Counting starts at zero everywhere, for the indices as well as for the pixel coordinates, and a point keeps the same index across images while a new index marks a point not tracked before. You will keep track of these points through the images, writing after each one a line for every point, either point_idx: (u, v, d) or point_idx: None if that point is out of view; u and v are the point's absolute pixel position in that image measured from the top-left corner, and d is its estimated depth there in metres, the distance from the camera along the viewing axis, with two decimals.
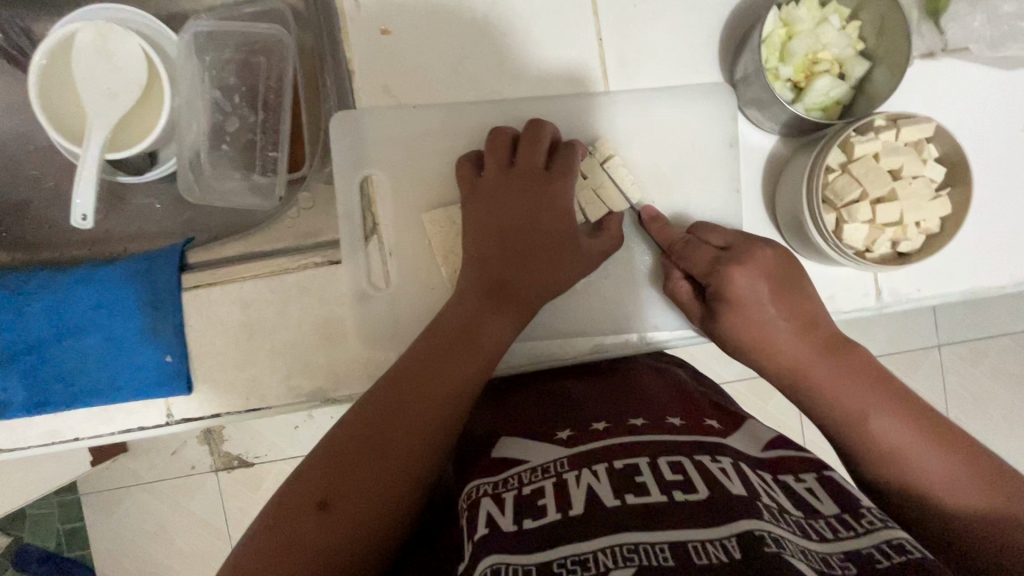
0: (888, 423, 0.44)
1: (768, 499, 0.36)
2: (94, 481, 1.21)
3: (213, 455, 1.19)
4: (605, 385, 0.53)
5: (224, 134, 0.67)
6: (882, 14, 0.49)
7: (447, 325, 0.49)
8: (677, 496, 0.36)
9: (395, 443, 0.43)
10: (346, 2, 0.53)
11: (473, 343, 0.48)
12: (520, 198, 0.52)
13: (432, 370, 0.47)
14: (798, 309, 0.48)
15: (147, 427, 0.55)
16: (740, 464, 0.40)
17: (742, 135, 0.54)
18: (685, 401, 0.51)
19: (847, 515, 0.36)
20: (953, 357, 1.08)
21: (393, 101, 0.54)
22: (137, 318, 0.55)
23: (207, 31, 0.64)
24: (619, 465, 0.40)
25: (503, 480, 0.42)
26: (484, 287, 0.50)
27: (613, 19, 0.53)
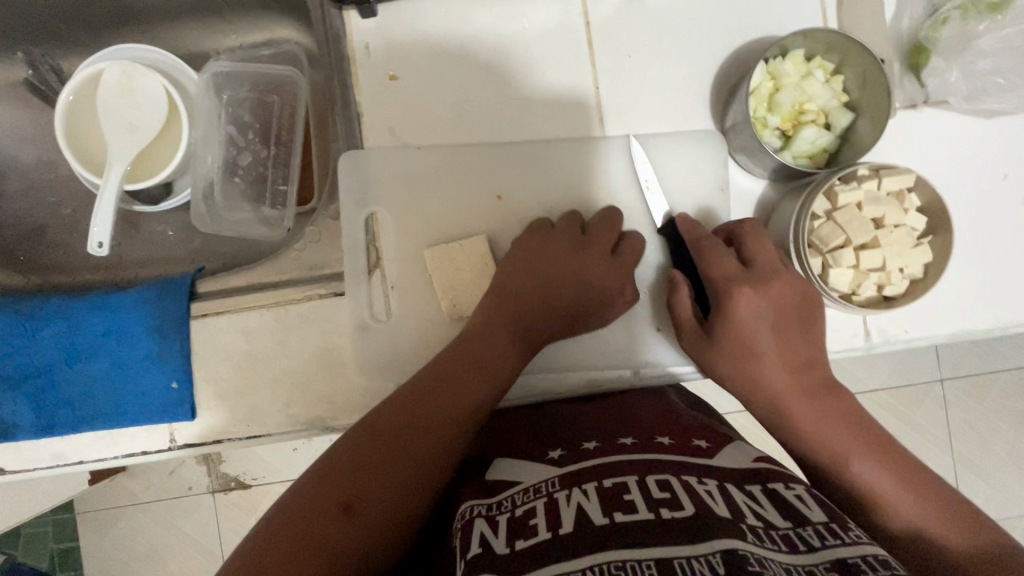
0: (819, 421, 0.47)
1: (754, 519, 0.37)
2: (92, 500, 1.22)
3: (210, 477, 1.19)
4: (599, 407, 0.54)
5: (236, 168, 0.69)
6: (865, 70, 0.52)
7: (472, 354, 0.51)
8: (664, 513, 0.37)
9: (417, 456, 0.45)
10: (358, 50, 0.56)
11: (494, 376, 0.51)
12: (557, 254, 0.54)
13: (453, 389, 0.49)
14: (773, 311, 0.48)
15: (150, 452, 0.57)
16: (726, 485, 0.41)
17: (732, 178, 0.57)
18: (675, 415, 0.52)
19: (835, 524, 0.37)
20: (956, 393, 1.08)
21: (398, 142, 0.56)
22: (144, 345, 0.57)
23: (225, 72, 0.69)
24: (609, 483, 0.41)
25: (497, 502, 0.43)
26: (504, 315, 0.53)
27: (609, 69, 0.56)
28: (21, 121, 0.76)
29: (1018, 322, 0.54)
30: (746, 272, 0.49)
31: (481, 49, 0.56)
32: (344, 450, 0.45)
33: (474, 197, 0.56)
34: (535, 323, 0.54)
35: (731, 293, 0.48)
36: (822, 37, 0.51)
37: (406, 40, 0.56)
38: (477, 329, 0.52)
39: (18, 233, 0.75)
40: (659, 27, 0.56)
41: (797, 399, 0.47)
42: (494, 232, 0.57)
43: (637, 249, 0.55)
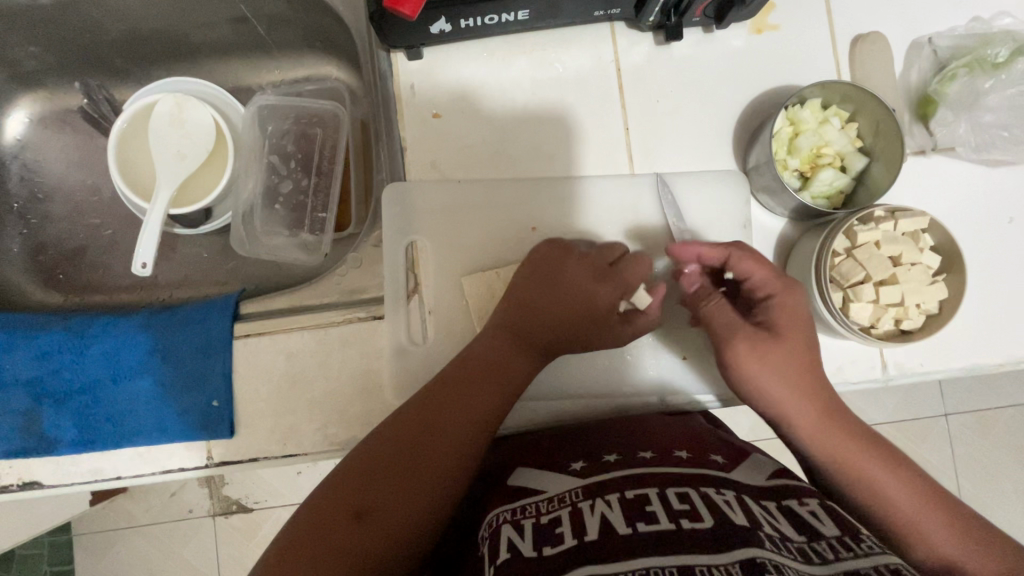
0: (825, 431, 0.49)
1: (770, 529, 0.39)
2: (92, 521, 1.20)
3: (212, 499, 1.19)
4: (616, 424, 0.56)
5: (277, 195, 0.72)
6: (879, 119, 0.55)
7: (480, 359, 0.52)
8: (684, 523, 0.39)
9: (429, 459, 0.46)
10: (404, 89, 0.60)
11: (502, 385, 0.52)
12: (564, 269, 0.56)
13: (461, 394, 0.50)
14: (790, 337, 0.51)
15: (186, 468, 0.58)
16: (744, 495, 0.43)
17: (755, 217, 0.60)
18: (691, 431, 0.54)
19: (848, 537, 0.39)
20: (959, 428, 1.10)
21: (439, 175, 0.60)
22: (188, 364, 0.59)
23: (270, 105, 0.73)
24: (630, 494, 0.43)
25: (520, 507, 0.45)
26: (512, 328, 0.54)
27: (638, 111, 0.60)
28: (71, 146, 0.79)
29: None
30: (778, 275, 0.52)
31: (518, 92, 0.60)
32: (356, 456, 0.46)
33: (511, 229, 0.59)
34: (542, 335, 0.55)
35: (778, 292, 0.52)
36: (839, 88, 0.55)
37: (450, 82, 0.60)
38: (484, 338, 0.54)
39: (57, 253, 0.77)
40: (686, 74, 0.60)
41: (806, 412, 0.49)
42: None
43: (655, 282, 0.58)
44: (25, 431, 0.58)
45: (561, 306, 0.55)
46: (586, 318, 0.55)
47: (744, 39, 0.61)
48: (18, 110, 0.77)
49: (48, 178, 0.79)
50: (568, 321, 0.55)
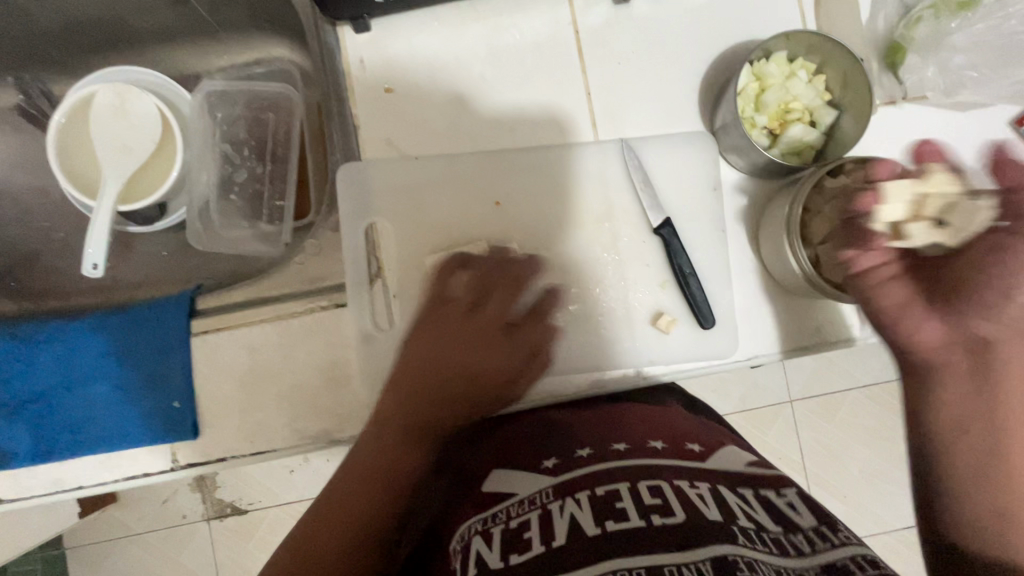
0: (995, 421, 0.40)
1: (746, 520, 0.39)
2: (84, 533, 1.18)
3: (205, 504, 1.17)
4: (594, 415, 0.55)
5: (232, 184, 0.69)
6: (846, 69, 0.54)
7: (366, 464, 0.50)
8: (655, 519, 0.38)
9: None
10: (353, 64, 0.57)
11: (399, 480, 0.50)
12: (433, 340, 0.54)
13: (353, 502, 0.49)
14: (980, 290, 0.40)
15: (151, 474, 0.56)
16: (719, 488, 0.43)
17: (724, 178, 0.58)
18: (672, 425, 0.55)
19: (824, 527, 0.39)
20: None
21: (396, 152, 0.57)
22: (146, 365, 0.57)
23: (219, 91, 0.69)
24: (601, 491, 0.42)
25: (493, 515, 0.44)
26: (403, 417, 0.51)
27: (599, 75, 0.58)
28: (13, 147, 0.76)
29: None
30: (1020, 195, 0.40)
31: (474, 59, 0.58)
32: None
33: (473, 205, 0.57)
34: (432, 419, 0.52)
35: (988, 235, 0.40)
36: (803, 39, 0.53)
37: (401, 56, 0.57)
38: (371, 435, 0.51)
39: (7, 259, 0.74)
40: (648, 33, 0.58)
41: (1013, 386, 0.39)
42: (494, 238, 0.57)
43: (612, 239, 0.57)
44: None
45: (463, 380, 0.54)
46: (479, 388, 0.54)
47: None
48: None
49: None
50: (463, 397, 0.54)
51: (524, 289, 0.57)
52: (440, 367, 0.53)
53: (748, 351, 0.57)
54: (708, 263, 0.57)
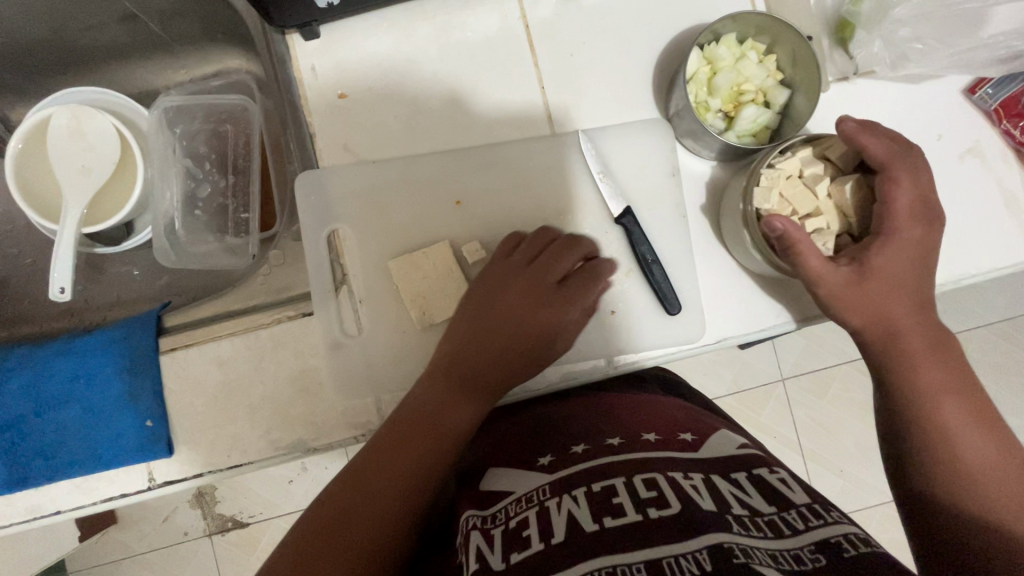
0: (949, 394, 0.46)
1: (740, 508, 0.40)
2: (86, 557, 1.18)
3: (206, 519, 1.17)
4: (589, 408, 0.58)
5: (196, 200, 0.69)
6: (795, 48, 0.54)
7: (412, 413, 0.50)
8: (652, 513, 0.39)
9: (360, 529, 0.44)
10: (304, 73, 0.57)
11: (438, 431, 0.50)
12: (513, 297, 0.55)
13: (392, 454, 0.48)
14: (918, 247, 0.48)
15: (129, 493, 0.55)
16: (712, 477, 0.44)
17: (681, 163, 0.58)
18: (666, 417, 0.56)
19: (816, 504, 0.41)
20: None
21: (352, 157, 0.57)
22: (115, 385, 0.57)
23: (176, 106, 0.68)
24: (597, 487, 0.44)
25: (492, 515, 0.45)
26: (452, 366, 0.52)
27: (552, 68, 0.58)
28: None
29: (967, 274, 0.58)
30: (911, 208, 0.48)
31: (425, 59, 0.57)
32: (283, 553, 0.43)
33: (433, 206, 0.57)
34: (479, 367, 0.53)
35: (931, 215, 0.48)
36: (751, 20, 0.54)
37: (354, 60, 0.57)
38: (418, 389, 0.52)
39: None
40: (598, 23, 0.58)
41: (907, 359, 0.47)
42: (455, 239, 0.57)
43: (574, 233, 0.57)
44: None
45: (509, 332, 0.54)
46: (530, 337, 0.54)
47: None
48: None
49: None
50: (513, 349, 0.54)
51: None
52: (533, 314, 0.55)
53: (714, 334, 0.57)
54: (669, 249, 0.57)
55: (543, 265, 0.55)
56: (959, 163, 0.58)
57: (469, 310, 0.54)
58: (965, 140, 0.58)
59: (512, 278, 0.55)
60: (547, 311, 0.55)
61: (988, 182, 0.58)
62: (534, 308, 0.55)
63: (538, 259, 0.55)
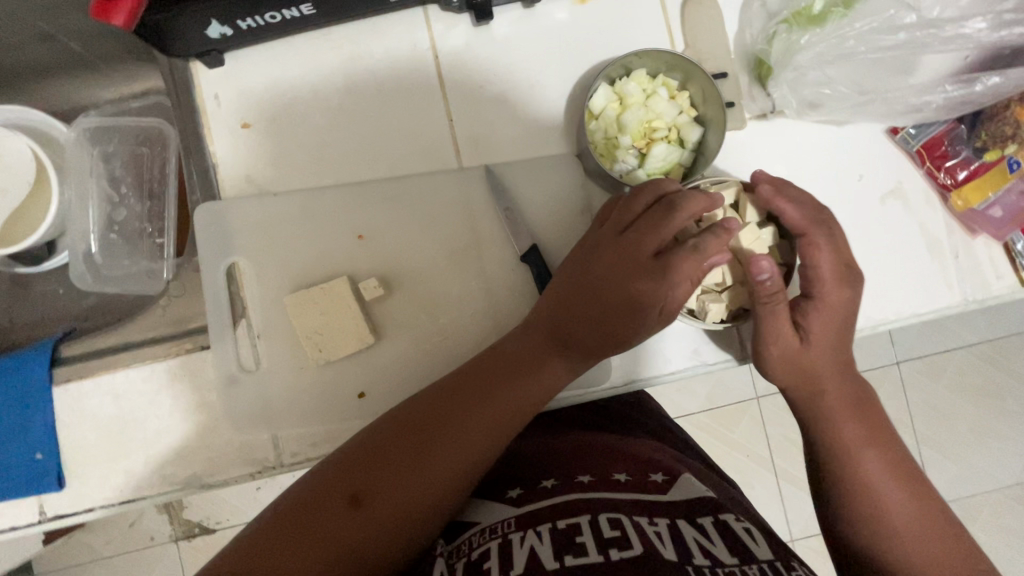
0: (866, 448, 0.46)
1: (702, 558, 0.39)
2: (52, 560, 1.17)
3: (173, 524, 1.16)
4: (562, 444, 0.57)
5: (113, 224, 0.67)
6: (705, 85, 0.52)
7: (505, 356, 0.48)
8: (614, 554, 0.38)
9: (429, 469, 0.43)
10: (208, 102, 0.56)
11: (526, 397, 0.47)
12: (603, 264, 0.48)
13: (474, 399, 0.46)
14: (848, 308, 0.48)
15: (20, 526, 0.54)
16: (678, 523, 0.43)
17: (592, 199, 0.56)
18: (634, 452, 0.55)
19: (778, 561, 0.40)
20: (911, 374, 1.07)
21: (256, 189, 0.56)
22: (4, 418, 0.55)
23: (94, 127, 0.67)
24: (562, 523, 0.43)
25: (455, 548, 0.45)
26: (552, 324, 0.49)
27: (461, 99, 0.56)
28: None
29: (888, 320, 0.56)
30: (841, 270, 0.48)
31: (333, 87, 0.56)
32: (341, 461, 0.43)
33: (336, 238, 0.56)
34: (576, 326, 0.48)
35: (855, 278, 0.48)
36: (659, 57, 0.52)
37: (258, 89, 0.56)
38: (517, 334, 0.49)
39: None
40: (508, 55, 0.56)
41: (828, 420, 0.47)
42: (355, 274, 0.56)
43: (481, 270, 0.56)
44: None
45: (609, 298, 0.47)
46: (624, 308, 0.47)
47: (568, 12, 0.56)
48: None
49: None
50: (618, 319, 0.47)
51: (418, 331, 0.55)
52: (614, 280, 0.47)
53: (624, 374, 0.56)
54: None
55: (639, 231, 0.47)
56: (881, 205, 0.56)
57: (575, 265, 0.50)
58: (887, 182, 0.56)
59: (617, 248, 0.48)
60: (649, 286, 0.46)
61: (910, 224, 0.56)
62: (620, 279, 0.47)
63: (630, 225, 0.48)
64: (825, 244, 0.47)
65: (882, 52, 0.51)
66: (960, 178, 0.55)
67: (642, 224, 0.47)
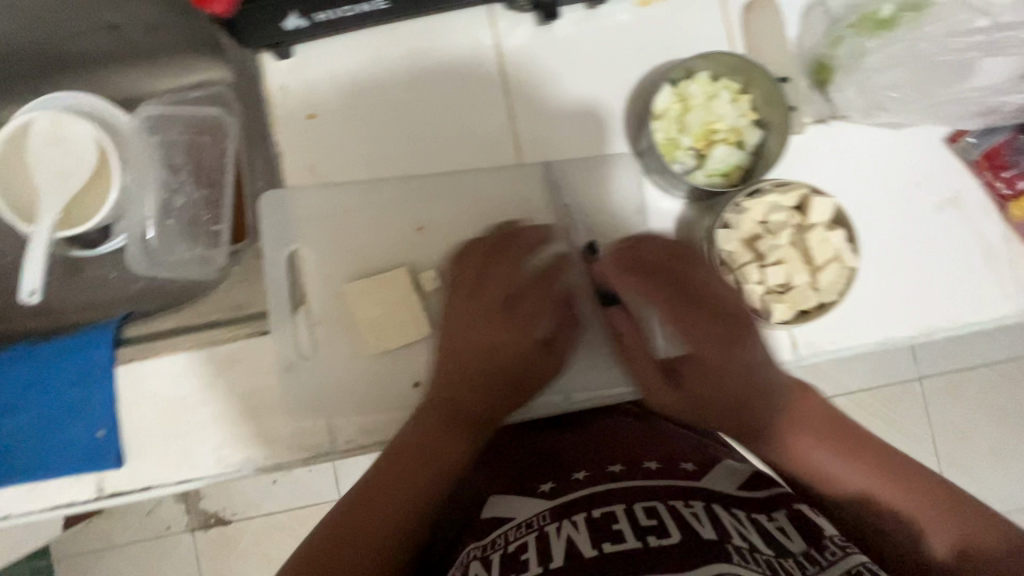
0: (818, 446, 0.51)
1: (740, 540, 0.37)
2: (71, 544, 1.19)
3: (189, 515, 1.17)
4: (584, 436, 0.55)
5: (171, 210, 0.68)
6: (769, 89, 0.53)
7: (413, 444, 0.51)
8: (652, 540, 0.36)
9: (378, 523, 0.47)
10: (275, 93, 0.57)
11: (463, 443, 0.52)
12: (471, 326, 0.54)
13: (427, 450, 0.51)
14: (708, 334, 0.53)
15: (77, 503, 0.55)
16: (713, 507, 0.42)
17: (650, 199, 0.57)
18: (664, 442, 0.53)
19: (814, 552, 0.38)
20: (936, 391, 1.06)
21: (317, 179, 0.57)
22: (68, 395, 0.57)
23: (157, 115, 0.69)
24: (597, 513, 0.41)
25: (490, 543, 0.42)
26: (432, 404, 0.52)
27: (523, 97, 0.57)
28: None
29: (941, 327, 0.56)
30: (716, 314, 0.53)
31: (397, 82, 0.57)
32: (313, 541, 0.47)
33: (400, 228, 0.58)
34: (456, 402, 0.52)
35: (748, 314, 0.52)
36: (724, 60, 0.53)
37: (324, 81, 0.57)
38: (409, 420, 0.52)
39: None
40: (570, 54, 0.57)
41: (783, 431, 0.52)
42: (415, 265, 0.57)
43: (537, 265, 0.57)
44: None
45: (479, 359, 0.53)
46: (485, 370, 0.54)
47: (630, 13, 0.57)
48: None
49: None
50: (473, 380, 0.53)
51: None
52: (456, 352, 0.53)
53: None
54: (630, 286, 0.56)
55: (485, 286, 0.55)
56: (939, 212, 0.56)
57: (445, 337, 0.54)
58: (944, 190, 0.56)
59: (467, 303, 0.55)
60: (482, 333, 0.54)
61: (966, 233, 0.56)
62: (467, 332, 0.54)
63: (467, 290, 0.55)
64: (671, 266, 0.53)
65: (960, 53, 0.51)
66: (1018, 188, 0.55)
67: (496, 270, 0.55)
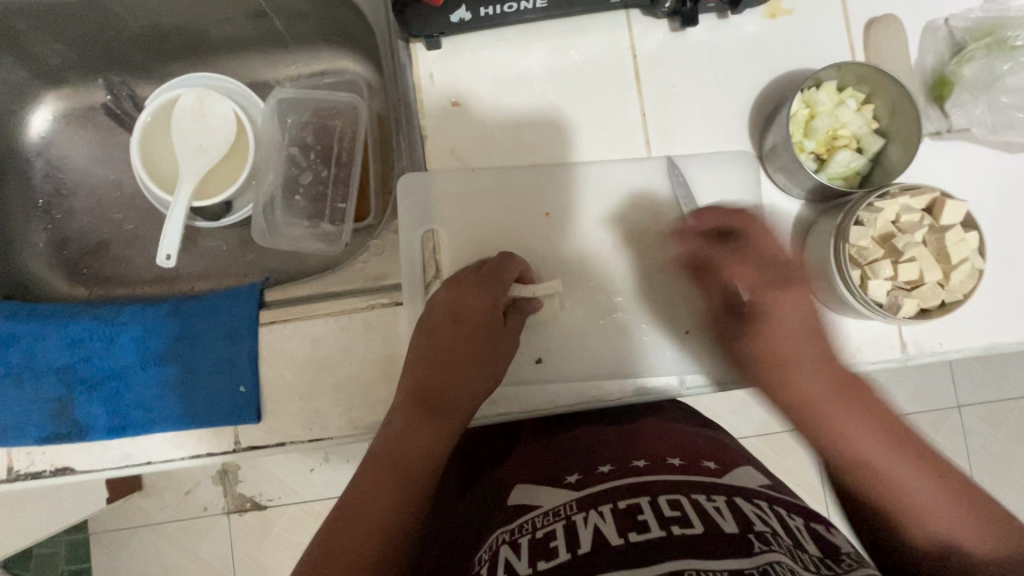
0: (839, 415, 0.50)
1: (761, 531, 0.39)
2: (106, 519, 1.16)
3: (226, 497, 1.15)
4: (618, 431, 0.57)
5: (297, 186, 0.73)
6: (894, 99, 0.56)
7: (395, 435, 0.50)
8: (677, 530, 0.39)
9: (405, 498, 0.47)
10: (424, 80, 0.61)
11: (435, 434, 0.51)
12: (459, 300, 0.56)
13: (406, 442, 0.50)
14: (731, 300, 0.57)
15: (215, 453, 0.59)
16: (735, 499, 0.43)
17: (769, 198, 0.61)
18: (690, 442, 0.55)
19: (829, 556, 0.39)
20: (979, 422, 1.08)
21: (458, 163, 0.61)
22: (212, 351, 0.60)
23: (289, 98, 0.74)
24: (624, 504, 0.43)
25: (518, 526, 0.44)
26: (415, 387, 0.53)
27: (654, 96, 0.61)
28: (94, 143, 0.81)
29: None
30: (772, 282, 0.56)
31: (535, 76, 0.61)
32: (343, 508, 0.46)
33: (527, 212, 0.60)
34: (441, 383, 0.54)
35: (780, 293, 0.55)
36: (853, 70, 0.56)
37: (469, 71, 0.61)
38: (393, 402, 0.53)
39: (83, 248, 0.79)
40: (701, 59, 0.61)
41: (805, 399, 0.52)
42: (543, 248, 0.60)
43: (642, 257, 0.60)
44: (57, 418, 0.59)
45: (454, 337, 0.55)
46: (476, 353, 0.56)
47: (760, 25, 0.61)
48: (43, 107, 0.79)
49: (72, 175, 0.80)
50: (451, 371, 0.55)
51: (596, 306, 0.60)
52: (463, 325, 0.56)
53: None
54: None
55: (485, 274, 0.57)
56: None
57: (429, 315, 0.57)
58: None
59: (462, 288, 0.56)
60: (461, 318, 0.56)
61: None
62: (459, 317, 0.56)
63: (453, 273, 0.57)
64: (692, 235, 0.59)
65: None
66: None
67: (495, 264, 0.57)
